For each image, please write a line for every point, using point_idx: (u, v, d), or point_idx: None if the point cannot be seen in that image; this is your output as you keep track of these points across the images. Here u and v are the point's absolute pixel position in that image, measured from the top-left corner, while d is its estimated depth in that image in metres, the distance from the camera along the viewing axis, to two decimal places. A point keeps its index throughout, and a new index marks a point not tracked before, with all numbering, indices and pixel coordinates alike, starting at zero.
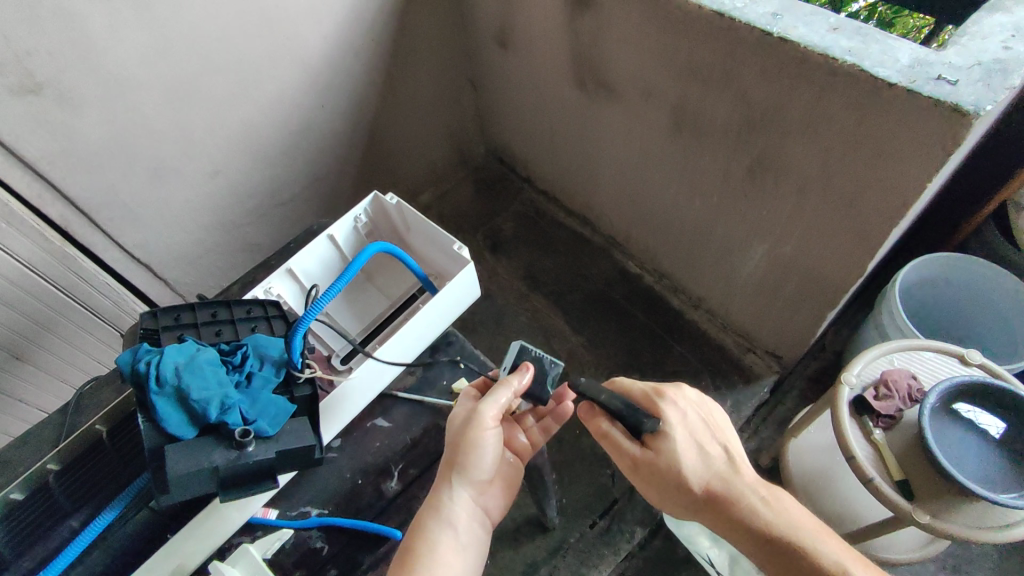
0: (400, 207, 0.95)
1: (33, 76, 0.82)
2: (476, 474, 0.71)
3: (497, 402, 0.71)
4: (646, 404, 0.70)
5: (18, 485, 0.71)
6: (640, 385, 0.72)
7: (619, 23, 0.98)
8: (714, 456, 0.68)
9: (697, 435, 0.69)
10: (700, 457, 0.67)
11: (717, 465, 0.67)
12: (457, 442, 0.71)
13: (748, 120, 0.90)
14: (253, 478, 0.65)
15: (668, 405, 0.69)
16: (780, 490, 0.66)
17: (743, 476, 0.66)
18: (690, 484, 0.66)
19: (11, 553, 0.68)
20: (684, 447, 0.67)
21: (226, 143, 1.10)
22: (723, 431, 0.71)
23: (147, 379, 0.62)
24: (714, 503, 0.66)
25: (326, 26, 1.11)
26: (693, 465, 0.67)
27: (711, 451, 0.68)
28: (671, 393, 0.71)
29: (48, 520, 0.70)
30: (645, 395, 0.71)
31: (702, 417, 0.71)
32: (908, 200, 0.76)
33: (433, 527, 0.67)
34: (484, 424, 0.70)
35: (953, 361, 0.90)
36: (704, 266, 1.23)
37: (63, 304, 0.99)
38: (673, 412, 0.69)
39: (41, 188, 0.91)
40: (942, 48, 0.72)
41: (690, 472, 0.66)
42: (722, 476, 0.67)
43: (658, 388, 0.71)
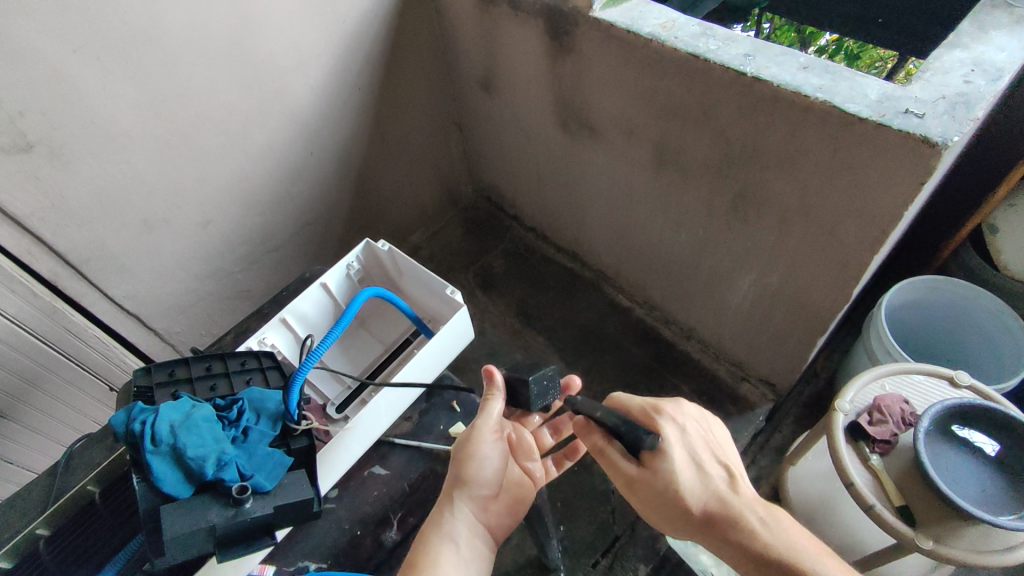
0: (391, 253, 0.96)
1: (25, 135, 0.83)
2: (480, 490, 0.71)
3: (492, 415, 0.74)
4: (643, 420, 0.71)
5: (5, 553, 0.68)
6: (639, 401, 0.72)
7: (598, 68, 1.02)
8: (712, 475, 0.67)
9: (696, 452, 0.68)
10: (697, 476, 0.67)
11: (715, 483, 0.66)
12: (460, 457, 0.72)
13: (727, 156, 0.93)
14: (251, 535, 0.63)
15: (666, 421, 0.69)
16: (780, 510, 0.65)
17: (742, 495, 0.65)
18: (688, 503, 0.65)
19: None
20: (681, 465, 0.66)
21: (216, 194, 1.12)
22: (723, 449, 0.70)
23: (141, 439, 0.61)
24: (712, 525, 0.64)
25: (314, 77, 1.14)
26: (690, 483, 0.66)
27: (710, 470, 0.67)
28: (670, 409, 0.71)
29: None
30: (643, 411, 0.72)
31: (702, 433, 0.70)
32: (886, 228, 0.78)
33: (434, 541, 0.66)
34: (486, 438, 0.73)
35: (944, 383, 0.91)
36: (694, 297, 1.24)
37: (53, 359, 0.98)
38: (672, 429, 0.69)
39: (31, 244, 0.91)
40: (907, 84, 0.75)
41: (687, 491, 0.65)
42: (721, 494, 0.65)
43: (656, 404, 0.71)
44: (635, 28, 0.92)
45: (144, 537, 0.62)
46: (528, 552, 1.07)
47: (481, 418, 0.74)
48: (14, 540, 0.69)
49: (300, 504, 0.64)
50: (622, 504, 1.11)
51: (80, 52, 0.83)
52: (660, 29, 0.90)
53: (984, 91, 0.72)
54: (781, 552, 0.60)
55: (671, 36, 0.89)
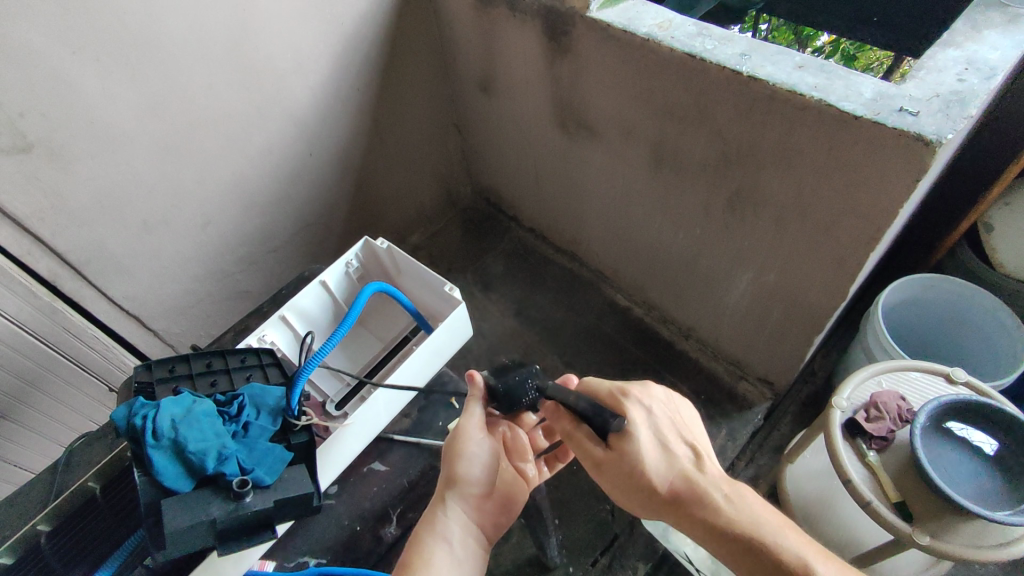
0: (390, 251, 0.97)
1: (25, 135, 0.84)
2: (470, 490, 0.71)
3: (474, 415, 0.75)
4: (610, 403, 0.70)
5: (5, 549, 0.69)
6: (606, 385, 0.72)
7: (595, 68, 1.03)
8: (678, 454, 0.66)
9: (662, 433, 0.68)
10: (663, 456, 0.66)
11: (681, 463, 0.66)
12: (448, 456, 0.73)
13: (724, 155, 0.93)
14: (251, 529, 0.63)
15: (633, 404, 0.69)
16: (744, 486, 0.64)
17: (707, 473, 0.65)
18: (654, 482, 0.64)
19: None
20: (647, 445, 0.66)
21: (216, 194, 1.12)
22: (690, 430, 0.70)
23: (143, 434, 0.62)
24: (678, 504, 0.64)
25: (313, 79, 1.14)
26: (656, 463, 0.65)
27: (676, 450, 0.67)
28: (637, 392, 0.71)
29: None
30: (611, 394, 0.72)
31: (669, 415, 0.70)
32: (881, 225, 0.79)
33: (428, 542, 0.66)
34: (472, 435, 0.73)
35: (940, 380, 0.91)
36: (692, 296, 1.25)
37: (52, 360, 0.98)
38: (638, 410, 0.69)
39: (31, 245, 0.92)
40: (902, 83, 0.76)
41: (652, 470, 0.65)
42: (686, 472, 0.65)
43: (622, 387, 0.71)
44: (632, 28, 0.92)
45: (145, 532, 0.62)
46: (527, 552, 1.07)
47: (464, 417, 0.76)
48: (17, 535, 0.70)
49: (300, 498, 0.64)
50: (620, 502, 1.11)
51: (80, 53, 0.83)
52: (657, 30, 0.91)
53: (978, 89, 0.73)
54: (745, 527, 0.60)
55: (668, 36, 0.89)
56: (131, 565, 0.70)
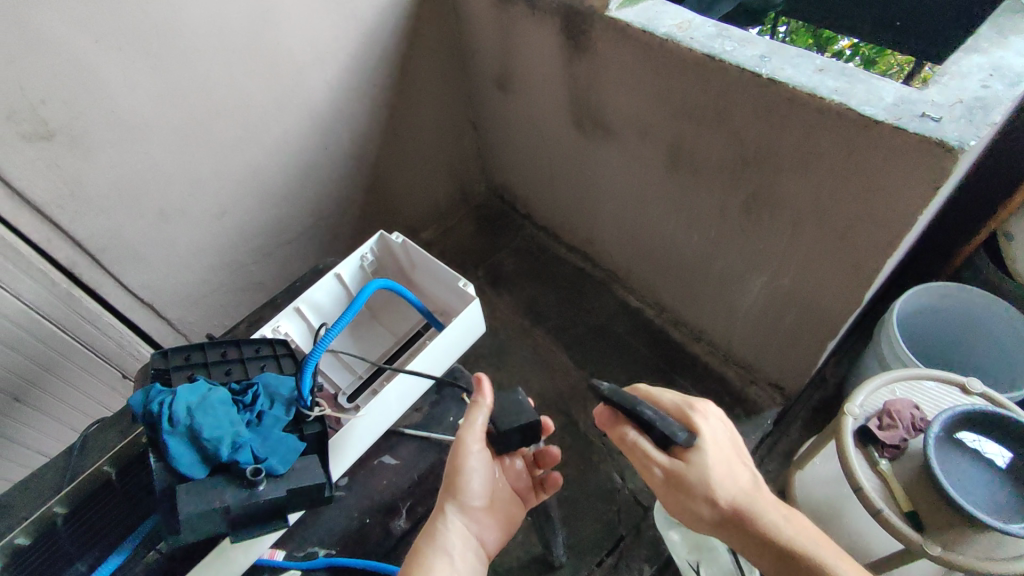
0: (405, 245, 0.97)
1: (47, 123, 0.85)
2: (472, 501, 0.71)
3: (475, 426, 0.72)
4: (678, 416, 0.70)
5: (24, 530, 0.70)
6: (670, 397, 0.72)
7: (613, 67, 1.03)
8: (740, 473, 0.68)
9: (726, 450, 0.69)
10: (728, 472, 0.67)
11: (743, 481, 0.68)
12: (452, 468, 0.71)
13: (741, 157, 0.93)
14: (263, 516, 0.64)
15: (700, 419, 0.69)
16: (796, 511, 0.69)
17: (766, 494, 0.68)
18: (720, 499, 0.66)
19: None
20: (714, 461, 0.67)
21: (232, 186, 1.13)
22: (744, 451, 0.72)
23: (159, 419, 0.63)
24: (737, 521, 0.66)
25: (331, 73, 1.15)
26: (722, 478, 0.66)
27: (738, 468, 0.68)
28: (702, 408, 0.71)
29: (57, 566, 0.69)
30: (676, 407, 0.71)
31: (728, 434, 0.71)
32: (900, 232, 0.78)
33: (428, 553, 0.67)
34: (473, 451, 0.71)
35: (955, 391, 0.90)
36: (704, 298, 1.24)
37: (67, 346, 1.00)
38: (705, 426, 0.69)
39: (50, 232, 0.93)
40: (925, 87, 0.75)
41: (718, 486, 0.66)
42: (747, 491, 0.67)
43: (689, 401, 0.71)
44: (651, 28, 0.92)
45: (161, 517, 0.63)
46: (533, 550, 1.07)
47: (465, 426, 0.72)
48: (36, 517, 0.71)
49: (312, 488, 0.64)
50: (627, 503, 1.11)
51: (102, 43, 0.84)
52: (676, 30, 0.91)
53: (1003, 96, 0.72)
54: (801, 548, 0.64)
55: (687, 37, 0.89)
56: (146, 547, 0.69)
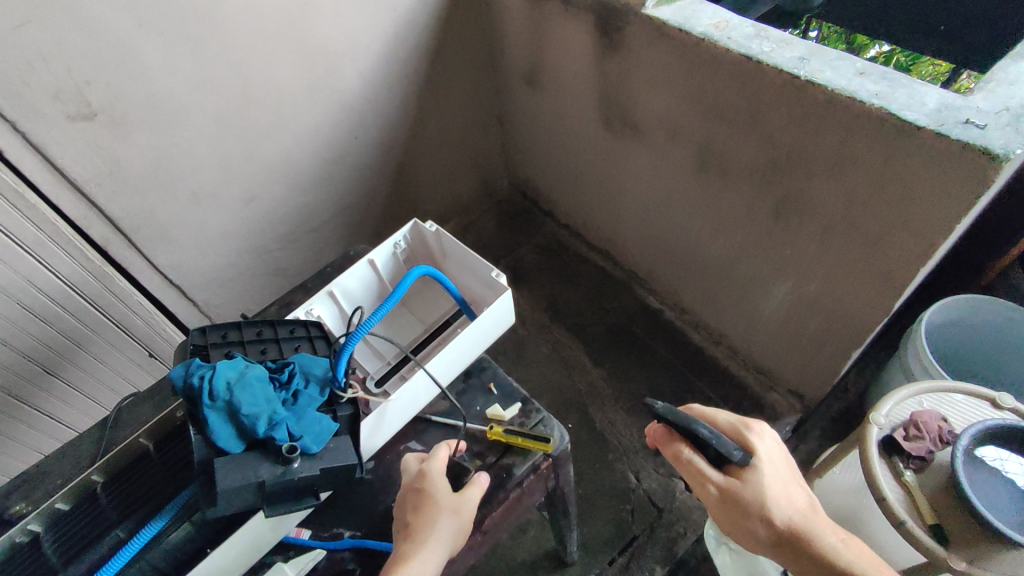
0: (438, 234, 0.97)
1: (89, 103, 0.87)
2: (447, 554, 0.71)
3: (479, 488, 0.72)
4: (734, 435, 0.70)
5: (65, 494, 0.70)
6: (726, 417, 0.72)
7: (647, 66, 1.02)
8: (798, 494, 0.69)
9: (783, 470, 0.69)
10: (784, 492, 0.68)
11: (800, 502, 0.68)
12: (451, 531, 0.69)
13: (773, 161, 0.92)
14: (296, 493, 0.65)
15: (757, 438, 0.70)
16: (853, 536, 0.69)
17: (823, 516, 0.68)
18: (776, 519, 0.66)
19: (60, 561, 0.66)
20: (772, 481, 0.67)
21: (262, 171, 1.14)
22: (799, 473, 0.72)
23: (200, 393, 0.64)
24: (793, 539, 0.67)
25: (364, 64, 1.16)
26: (778, 498, 0.67)
27: (795, 488, 0.69)
28: (759, 428, 0.71)
29: (93, 531, 0.68)
30: (732, 427, 0.72)
31: (784, 455, 0.72)
32: (935, 241, 0.77)
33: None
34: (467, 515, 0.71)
35: (985, 405, 0.88)
36: (726, 302, 1.23)
37: (99, 323, 1.02)
38: (762, 445, 0.69)
39: (87, 210, 0.95)
40: (969, 94, 0.74)
41: (775, 505, 0.66)
42: (804, 513, 0.68)
43: (745, 421, 0.71)
44: (687, 27, 0.91)
45: (198, 489, 0.64)
46: (546, 545, 1.07)
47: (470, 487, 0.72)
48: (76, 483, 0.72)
49: (344, 468, 0.65)
50: (642, 503, 1.12)
51: (145, 26, 0.85)
52: (713, 29, 0.90)
53: None
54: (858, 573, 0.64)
55: (724, 36, 0.88)
56: (180, 519, 0.68)
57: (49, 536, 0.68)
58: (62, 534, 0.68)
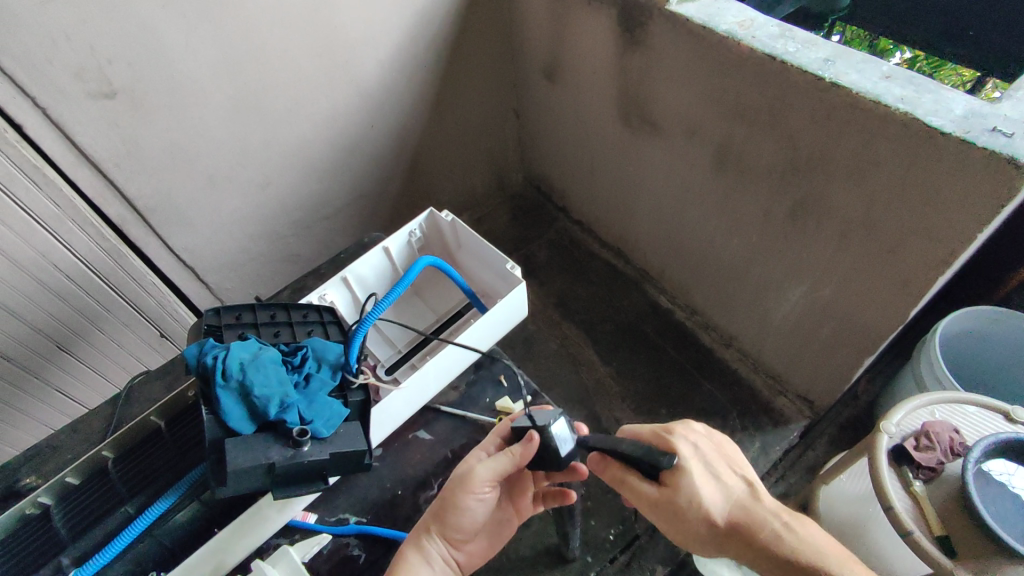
0: (454, 225, 0.97)
1: (111, 82, 0.87)
2: (457, 531, 0.70)
3: (492, 467, 0.68)
4: (657, 440, 0.70)
5: (74, 469, 0.69)
6: (648, 425, 0.72)
7: (668, 63, 1.01)
8: (732, 485, 0.67)
9: (713, 466, 0.68)
10: (720, 489, 0.66)
11: (737, 494, 0.67)
12: (446, 503, 0.69)
13: (792, 162, 0.91)
14: (304, 476, 0.65)
15: (679, 439, 0.69)
16: (803, 516, 0.66)
17: (764, 502, 0.66)
18: (715, 519, 0.65)
19: (69, 534, 0.67)
20: (701, 480, 0.66)
21: (279, 156, 1.14)
22: (738, 461, 0.70)
23: (213, 372, 0.64)
24: (738, 534, 0.65)
25: (383, 52, 1.16)
26: (713, 497, 0.66)
27: (730, 482, 0.67)
28: (680, 428, 0.71)
29: (104, 506, 0.69)
30: (654, 432, 0.71)
31: (714, 449, 0.70)
32: (955, 250, 0.76)
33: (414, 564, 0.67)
34: (477, 490, 0.68)
35: (998, 418, 0.87)
36: (738, 304, 1.23)
37: (111, 301, 1.03)
38: (686, 446, 0.69)
39: (104, 189, 0.96)
40: (997, 102, 0.72)
41: (711, 505, 0.65)
42: (743, 503, 0.66)
43: (665, 425, 0.71)
44: (711, 25, 0.90)
45: (207, 468, 0.64)
46: (546, 541, 1.05)
47: (483, 463, 0.68)
48: (84, 457, 0.70)
49: (354, 454, 0.66)
50: None
51: (169, 8, 0.86)
52: (737, 28, 0.89)
53: None
54: (809, 558, 0.61)
55: (748, 35, 0.87)
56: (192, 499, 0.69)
57: (59, 509, 0.68)
58: (71, 508, 0.68)
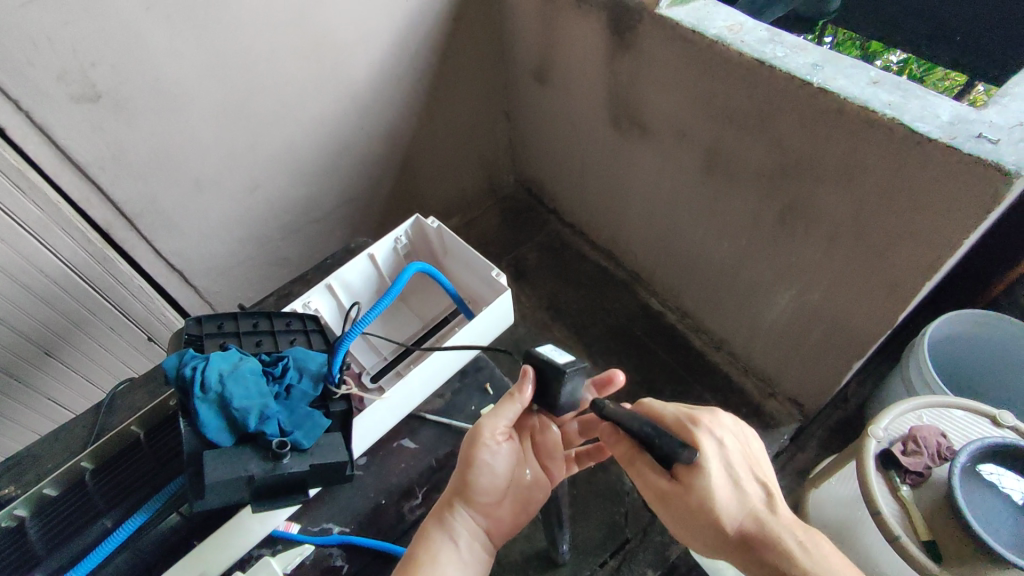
0: (440, 231, 0.97)
1: (95, 85, 0.86)
2: (483, 496, 0.70)
3: (499, 416, 0.69)
4: (679, 430, 0.66)
5: (52, 481, 0.70)
6: (672, 410, 0.68)
7: (658, 66, 1.01)
8: (750, 493, 0.64)
9: (733, 468, 0.65)
10: (736, 495, 0.64)
11: (753, 503, 0.63)
12: (464, 462, 0.70)
13: (781, 167, 0.91)
14: (285, 489, 0.64)
15: (703, 433, 0.65)
16: (820, 535, 0.62)
17: (782, 517, 0.62)
18: (725, 526, 0.62)
19: (44, 548, 0.67)
20: (718, 482, 0.63)
21: (268, 159, 1.14)
22: (760, 465, 0.67)
23: (192, 384, 0.63)
24: (746, 546, 0.62)
25: (373, 54, 1.15)
26: (727, 502, 0.63)
27: (748, 487, 0.64)
28: (706, 420, 0.67)
29: (82, 519, 0.69)
30: (678, 419, 0.68)
31: (739, 447, 0.67)
32: (942, 255, 0.76)
33: (435, 535, 0.67)
34: (490, 442, 0.70)
35: (985, 422, 0.87)
36: (729, 307, 1.23)
37: (98, 305, 1.02)
38: (710, 442, 0.65)
39: (90, 192, 0.95)
40: (983, 108, 0.73)
41: (723, 510, 0.62)
42: (758, 515, 0.63)
43: (691, 414, 0.67)
44: (700, 29, 0.90)
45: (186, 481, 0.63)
46: (536, 545, 1.05)
47: (488, 416, 0.70)
48: (62, 469, 0.71)
49: (335, 465, 0.65)
50: (636, 506, 1.11)
51: (153, 10, 0.85)
52: (727, 32, 0.89)
53: None
54: None
55: (737, 39, 0.87)
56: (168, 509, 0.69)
57: (35, 523, 0.68)
58: (47, 522, 0.68)
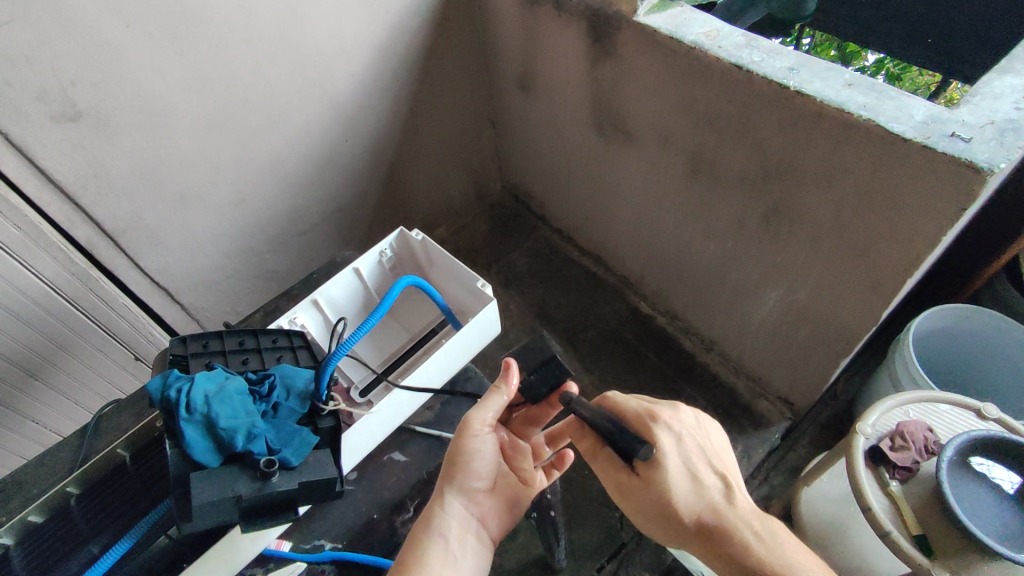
0: (424, 243, 0.97)
1: (75, 104, 0.85)
2: (471, 484, 0.71)
3: (486, 412, 0.70)
4: (638, 425, 0.68)
5: (36, 509, 0.70)
6: (633, 404, 0.70)
7: (638, 72, 1.02)
8: (708, 486, 0.65)
9: (692, 463, 0.66)
10: (692, 486, 0.65)
11: (711, 496, 0.65)
12: (455, 452, 0.71)
13: (763, 170, 0.92)
14: (275, 508, 0.64)
15: (662, 430, 0.67)
16: (775, 522, 0.64)
17: (737, 508, 0.64)
18: (683, 518, 0.64)
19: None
20: (675, 475, 0.64)
21: (252, 173, 1.13)
22: (720, 457, 0.69)
23: (177, 406, 0.63)
24: (704, 537, 0.64)
25: (355, 67, 1.15)
26: (683, 494, 0.64)
27: (705, 481, 0.65)
28: (667, 416, 0.68)
29: (67, 545, 0.68)
30: (639, 415, 0.69)
31: (699, 441, 0.68)
32: (921, 251, 0.77)
33: (423, 535, 0.67)
34: (480, 432, 0.70)
35: (970, 415, 0.88)
36: (716, 309, 1.24)
37: (83, 325, 1.01)
38: (667, 437, 0.66)
39: (72, 212, 0.94)
40: (955, 107, 0.74)
41: (680, 503, 0.64)
42: (715, 507, 0.64)
43: (651, 409, 0.69)
44: (679, 36, 0.91)
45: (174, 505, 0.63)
46: (532, 553, 1.05)
47: (477, 409, 0.71)
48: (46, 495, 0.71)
49: (323, 482, 0.65)
50: None
51: (132, 27, 0.84)
52: (704, 38, 0.90)
53: None
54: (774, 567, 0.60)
55: (715, 45, 0.88)
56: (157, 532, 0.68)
57: (20, 550, 0.68)
58: (33, 549, 0.68)
